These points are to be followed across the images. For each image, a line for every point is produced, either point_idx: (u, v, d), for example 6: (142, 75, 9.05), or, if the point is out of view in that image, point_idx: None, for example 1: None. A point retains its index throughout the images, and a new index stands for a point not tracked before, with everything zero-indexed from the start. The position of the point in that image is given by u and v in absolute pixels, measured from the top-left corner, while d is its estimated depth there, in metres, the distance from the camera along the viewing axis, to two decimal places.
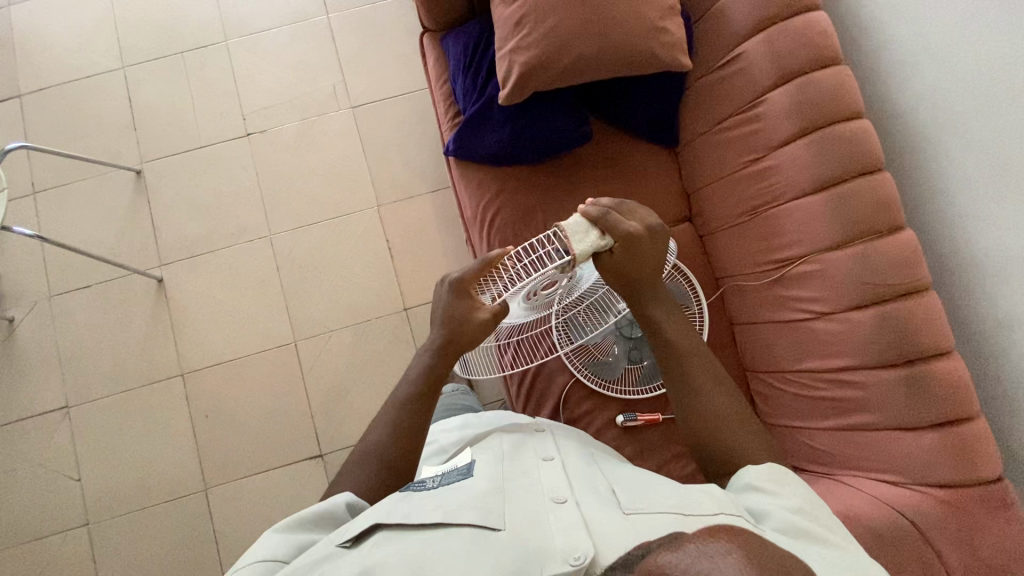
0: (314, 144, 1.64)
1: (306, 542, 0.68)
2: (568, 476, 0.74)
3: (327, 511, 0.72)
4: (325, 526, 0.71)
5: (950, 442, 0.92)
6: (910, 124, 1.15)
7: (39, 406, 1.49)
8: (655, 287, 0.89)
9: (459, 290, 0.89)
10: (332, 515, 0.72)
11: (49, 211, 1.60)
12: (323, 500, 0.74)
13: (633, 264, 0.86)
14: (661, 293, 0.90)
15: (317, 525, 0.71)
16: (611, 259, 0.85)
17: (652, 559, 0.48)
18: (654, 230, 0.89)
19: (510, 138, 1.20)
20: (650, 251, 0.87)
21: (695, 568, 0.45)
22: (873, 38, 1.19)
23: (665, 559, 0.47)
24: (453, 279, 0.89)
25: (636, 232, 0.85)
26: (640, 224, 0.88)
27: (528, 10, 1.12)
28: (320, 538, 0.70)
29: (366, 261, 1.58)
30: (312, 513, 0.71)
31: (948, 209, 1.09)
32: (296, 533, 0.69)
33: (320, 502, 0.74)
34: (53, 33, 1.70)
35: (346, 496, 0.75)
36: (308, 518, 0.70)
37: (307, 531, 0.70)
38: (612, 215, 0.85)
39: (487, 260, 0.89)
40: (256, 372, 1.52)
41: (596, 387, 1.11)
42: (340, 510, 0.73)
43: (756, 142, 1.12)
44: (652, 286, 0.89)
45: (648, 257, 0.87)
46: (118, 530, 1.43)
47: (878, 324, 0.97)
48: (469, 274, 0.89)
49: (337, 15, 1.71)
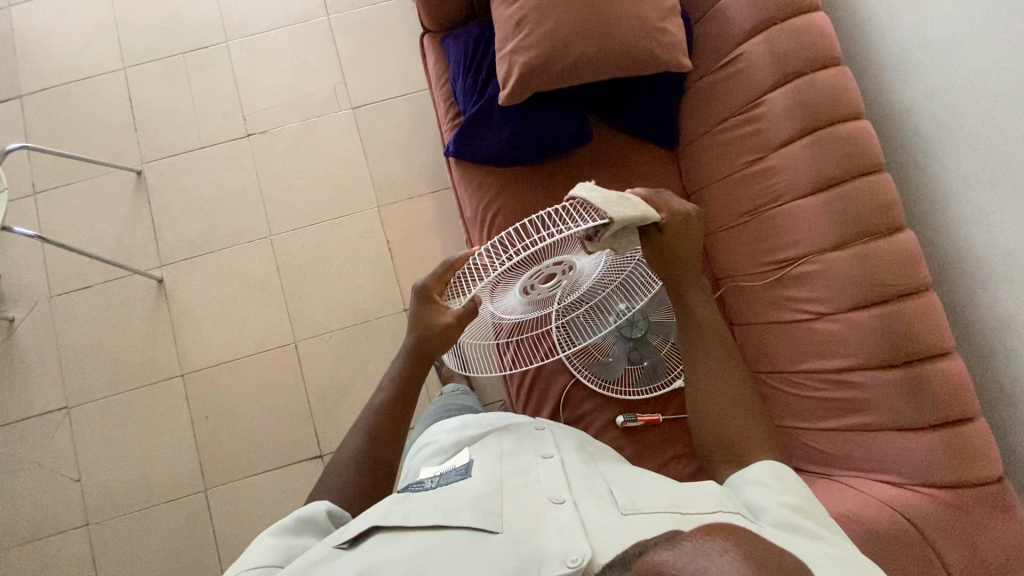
0: (314, 144, 1.64)
1: (297, 545, 0.68)
2: (567, 476, 0.74)
3: (309, 517, 0.72)
4: (311, 530, 0.71)
5: (948, 443, 0.92)
6: (910, 125, 1.15)
7: (39, 406, 1.49)
8: (693, 271, 0.90)
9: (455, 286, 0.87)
10: (315, 519, 0.72)
11: (50, 212, 1.60)
12: (302, 509, 0.74)
13: (679, 243, 0.87)
14: (698, 280, 0.91)
15: (302, 530, 0.70)
16: (659, 236, 0.85)
17: (649, 557, 0.48)
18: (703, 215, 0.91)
19: (510, 138, 1.21)
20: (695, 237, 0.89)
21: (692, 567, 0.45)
22: (873, 39, 1.20)
23: (662, 557, 0.47)
24: (420, 288, 0.88)
25: (688, 213, 0.88)
26: (689, 206, 0.90)
27: (528, 10, 1.12)
28: (308, 540, 0.69)
29: (366, 260, 1.58)
30: (296, 520, 0.71)
31: (947, 209, 1.09)
32: (284, 536, 0.68)
33: (301, 508, 0.74)
34: (54, 34, 1.70)
35: (326, 503, 0.75)
36: (292, 523, 0.70)
37: (295, 534, 0.69)
38: (657, 197, 0.89)
39: (450, 262, 0.87)
40: (256, 373, 1.52)
41: (596, 388, 1.11)
42: (321, 515, 0.73)
43: (756, 144, 1.12)
44: (690, 269, 0.90)
45: (693, 238, 0.89)
46: (118, 530, 1.43)
47: (877, 325, 0.97)
48: (432, 279, 0.88)
49: (338, 16, 1.71)
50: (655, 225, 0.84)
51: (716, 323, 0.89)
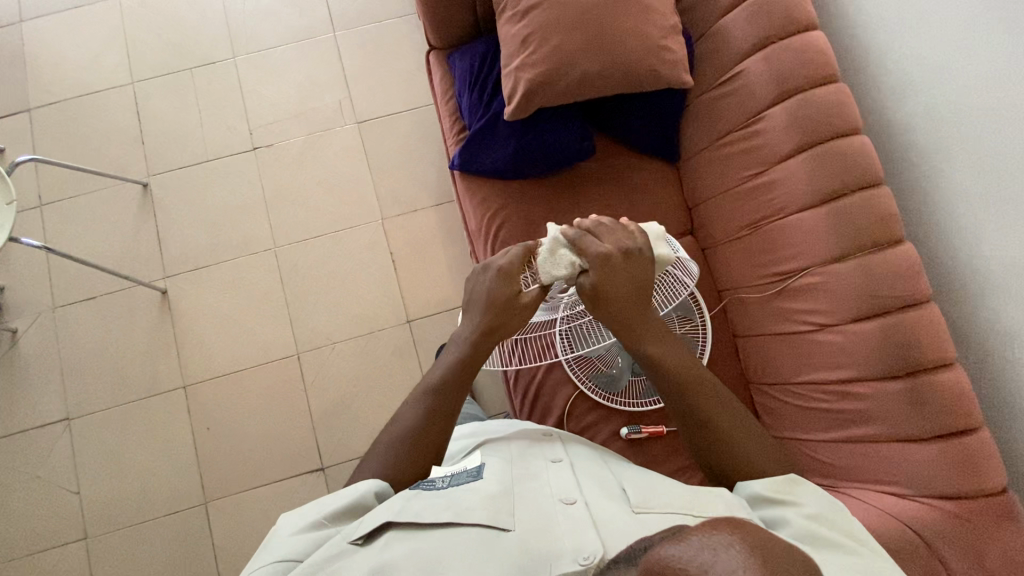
0: (319, 158, 1.66)
1: (332, 532, 0.68)
2: (577, 479, 0.75)
3: (356, 502, 0.72)
4: (353, 516, 0.71)
5: (953, 454, 0.93)
6: (908, 142, 1.17)
7: (39, 419, 1.49)
8: (642, 314, 0.87)
9: (505, 279, 0.88)
10: (361, 503, 0.72)
11: (55, 225, 1.61)
12: (349, 489, 0.74)
13: (610, 290, 0.84)
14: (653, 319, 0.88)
15: (340, 517, 0.70)
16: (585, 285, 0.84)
17: (657, 551, 0.44)
18: (632, 253, 0.86)
19: (514, 153, 1.23)
20: (625, 277, 0.85)
21: (698, 562, 0.41)
22: (871, 58, 1.23)
23: (667, 553, 0.43)
24: (499, 267, 0.89)
25: (609, 255, 0.85)
26: (616, 244, 0.86)
27: (534, 28, 1.15)
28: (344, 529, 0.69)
29: (370, 273, 1.59)
30: (341, 506, 0.71)
31: (947, 223, 1.11)
32: (324, 528, 0.69)
33: (349, 488, 0.74)
34: (64, 49, 1.72)
35: (374, 484, 0.75)
36: (336, 510, 0.70)
37: (330, 524, 0.69)
38: (580, 242, 0.86)
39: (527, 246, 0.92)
40: (258, 385, 1.52)
41: (598, 399, 1.12)
42: (366, 500, 0.73)
43: (757, 158, 1.14)
44: (641, 313, 0.87)
45: (628, 281, 0.85)
46: (117, 544, 1.41)
47: (879, 336, 0.98)
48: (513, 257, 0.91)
49: (343, 33, 1.74)
50: (585, 274, 0.85)
51: (686, 355, 0.88)
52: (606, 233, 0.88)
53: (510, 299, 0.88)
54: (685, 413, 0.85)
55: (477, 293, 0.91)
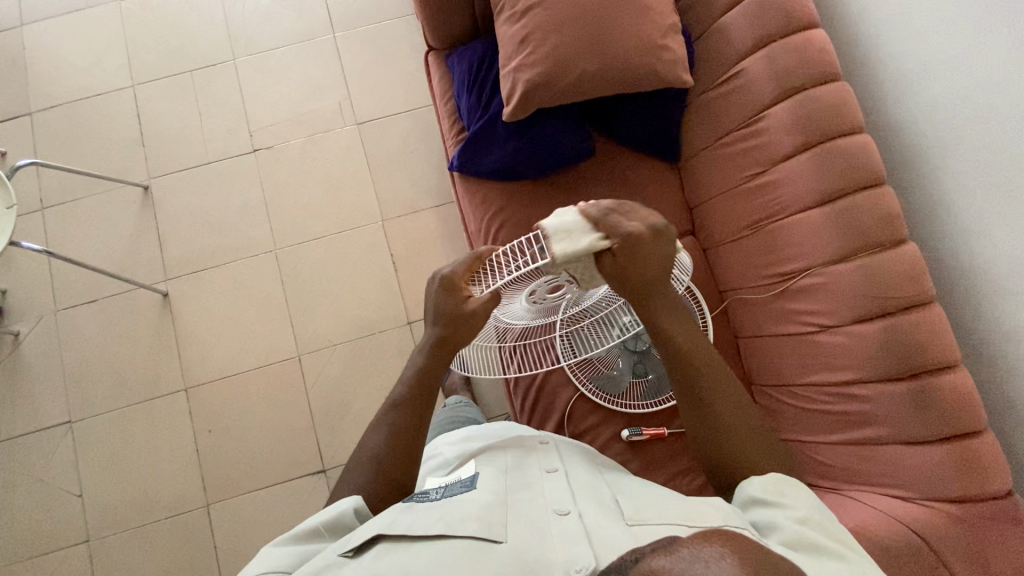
0: (319, 160, 1.66)
1: (314, 549, 0.69)
2: (571, 488, 0.74)
3: (334, 520, 0.72)
4: (333, 532, 0.71)
5: (959, 457, 0.91)
6: (911, 141, 1.16)
7: (40, 422, 1.49)
8: (662, 291, 0.82)
9: (449, 290, 0.84)
10: (341, 521, 0.72)
11: (56, 228, 1.61)
12: (329, 506, 0.74)
13: (634, 271, 0.76)
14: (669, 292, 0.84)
15: (324, 532, 0.71)
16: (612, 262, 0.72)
17: None
18: (659, 230, 0.78)
19: (513, 154, 1.22)
20: (652, 255, 0.76)
21: None
22: (873, 56, 1.21)
23: None
24: (445, 276, 0.84)
25: (639, 232, 0.74)
26: (643, 222, 0.76)
27: (533, 29, 1.14)
28: (325, 546, 0.70)
29: (371, 275, 1.59)
30: (318, 522, 0.71)
31: (950, 224, 1.10)
32: (305, 545, 0.69)
33: (327, 507, 0.74)
34: (64, 53, 1.73)
35: (353, 501, 0.74)
36: (313, 528, 0.71)
37: (312, 540, 0.70)
38: (606, 215, 0.73)
39: (477, 254, 0.86)
40: (259, 387, 1.52)
41: (600, 402, 1.11)
42: (347, 517, 0.72)
43: (758, 158, 1.13)
44: (661, 288, 0.81)
45: (654, 259, 0.77)
46: (119, 547, 1.41)
47: (883, 338, 0.97)
48: (460, 270, 0.84)
49: (344, 34, 1.74)
50: (605, 252, 0.71)
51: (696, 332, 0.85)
52: (627, 207, 0.78)
53: (458, 306, 0.83)
54: (695, 403, 0.82)
55: (434, 303, 0.86)
